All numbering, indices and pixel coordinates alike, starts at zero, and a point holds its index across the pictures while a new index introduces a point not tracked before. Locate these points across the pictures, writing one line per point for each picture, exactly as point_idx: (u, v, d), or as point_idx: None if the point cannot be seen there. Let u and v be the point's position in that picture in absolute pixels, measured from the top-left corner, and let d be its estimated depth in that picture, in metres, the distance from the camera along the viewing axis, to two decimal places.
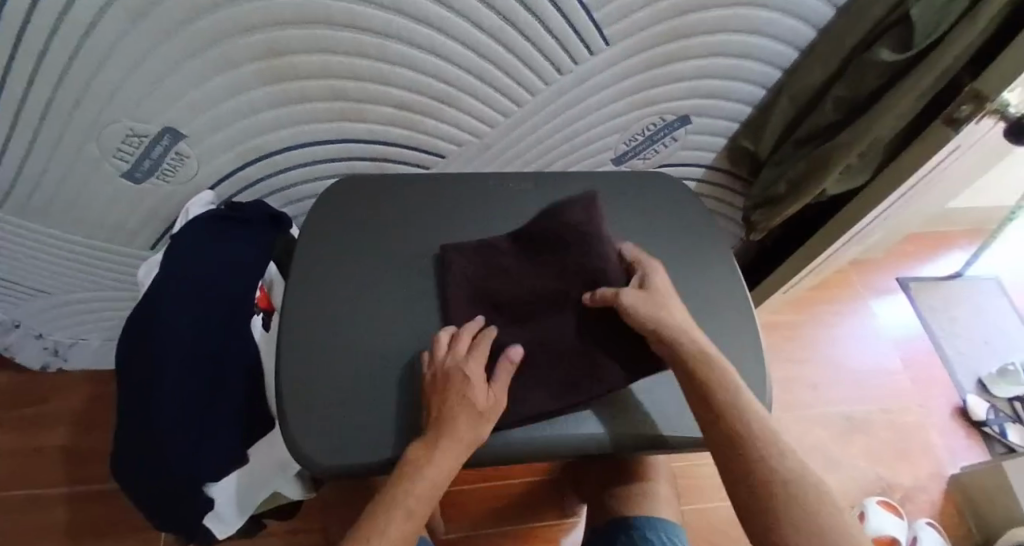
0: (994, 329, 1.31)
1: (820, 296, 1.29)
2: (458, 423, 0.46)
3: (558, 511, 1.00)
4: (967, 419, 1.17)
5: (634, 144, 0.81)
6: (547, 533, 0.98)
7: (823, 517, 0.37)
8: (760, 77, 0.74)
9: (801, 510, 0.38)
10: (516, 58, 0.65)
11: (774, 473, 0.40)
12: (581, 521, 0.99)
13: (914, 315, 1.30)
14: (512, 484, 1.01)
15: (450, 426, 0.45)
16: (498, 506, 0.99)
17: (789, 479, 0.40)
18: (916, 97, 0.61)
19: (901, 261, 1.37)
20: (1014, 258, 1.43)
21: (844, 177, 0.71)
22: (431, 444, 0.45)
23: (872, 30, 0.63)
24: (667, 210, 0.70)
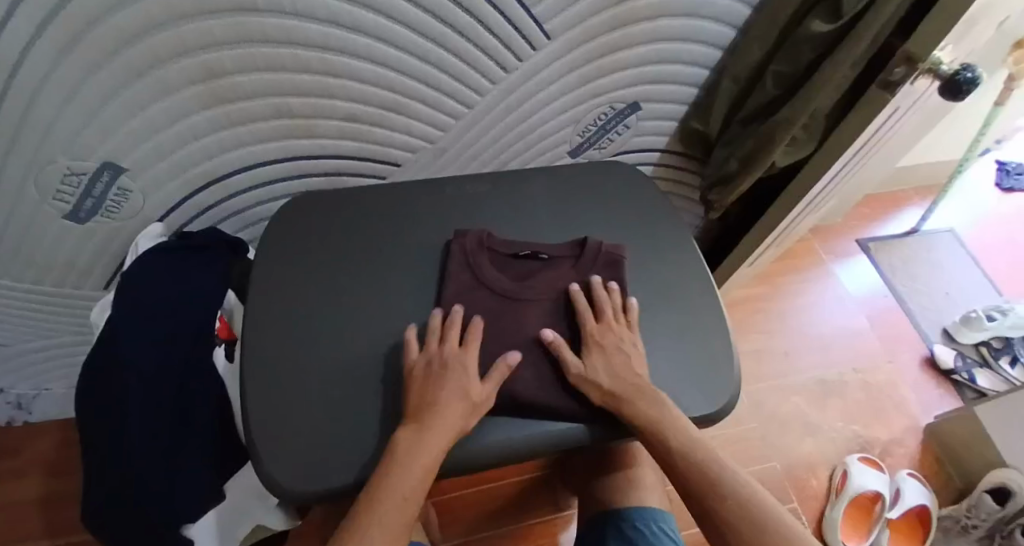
0: (954, 279, 1.35)
1: (787, 265, 1.32)
2: (448, 427, 0.47)
3: (553, 505, 1.00)
4: (936, 370, 1.21)
5: (587, 135, 0.81)
6: (542, 529, 0.98)
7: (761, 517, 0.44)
8: (704, 58, 0.75)
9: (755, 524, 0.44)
10: (459, 61, 0.64)
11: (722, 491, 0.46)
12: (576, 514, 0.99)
13: (875, 273, 1.34)
14: (506, 483, 1.01)
15: (446, 417, 0.47)
16: (495, 506, 0.99)
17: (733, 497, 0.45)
18: (851, 64, 0.62)
19: (861, 224, 1.41)
20: (967, 210, 1.48)
21: (791, 150, 0.73)
22: (423, 431, 0.46)
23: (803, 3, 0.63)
24: (625, 197, 0.70)
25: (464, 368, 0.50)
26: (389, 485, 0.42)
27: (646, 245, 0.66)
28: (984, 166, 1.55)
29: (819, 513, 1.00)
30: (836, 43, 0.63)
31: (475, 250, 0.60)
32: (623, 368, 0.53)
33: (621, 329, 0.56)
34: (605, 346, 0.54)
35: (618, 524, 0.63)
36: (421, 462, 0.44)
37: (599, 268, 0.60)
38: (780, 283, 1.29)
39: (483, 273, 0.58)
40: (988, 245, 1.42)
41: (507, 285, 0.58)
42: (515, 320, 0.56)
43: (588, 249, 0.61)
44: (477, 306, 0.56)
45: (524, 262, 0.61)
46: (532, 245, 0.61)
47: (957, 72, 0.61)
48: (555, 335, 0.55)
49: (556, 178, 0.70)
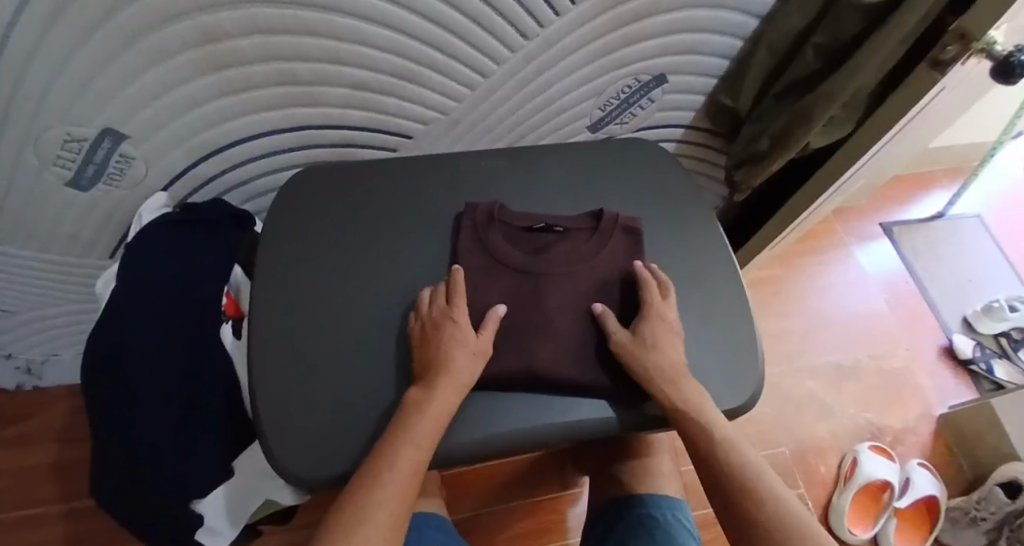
0: (978, 266, 1.31)
1: (806, 248, 1.28)
2: (451, 388, 0.46)
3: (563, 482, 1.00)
4: (954, 359, 1.18)
5: (609, 109, 0.78)
6: (549, 505, 0.98)
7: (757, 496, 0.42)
8: (736, 28, 0.70)
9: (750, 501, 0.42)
10: (476, 26, 0.60)
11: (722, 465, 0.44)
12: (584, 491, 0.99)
13: (897, 257, 1.30)
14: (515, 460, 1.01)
15: (447, 378, 0.46)
16: (503, 481, 0.99)
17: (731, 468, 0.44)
18: (899, 41, 0.58)
19: (885, 207, 1.36)
20: (996, 195, 1.42)
21: (826, 131, 0.69)
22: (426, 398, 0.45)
23: None
24: (647, 176, 0.67)
25: (454, 321, 0.49)
26: (399, 441, 0.42)
27: (667, 226, 0.63)
28: (1015, 148, 1.49)
29: (825, 500, 1.00)
30: (883, 16, 0.58)
31: (488, 227, 0.57)
32: (672, 351, 0.50)
33: (667, 310, 0.53)
34: (663, 322, 0.52)
35: (633, 511, 0.62)
36: (427, 422, 0.44)
37: (616, 241, 0.58)
38: (798, 266, 1.26)
39: (499, 246, 0.56)
40: (1014, 231, 1.38)
41: (532, 244, 0.57)
42: (547, 276, 0.55)
43: (605, 222, 0.58)
44: (500, 287, 0.54)
45: (537, 235, 0.58)
46: (547, 218, 0.59)
47: (1012, 53, 0.57)
48: (605, 308, 0.53)
49: (575, 155, 0.67)
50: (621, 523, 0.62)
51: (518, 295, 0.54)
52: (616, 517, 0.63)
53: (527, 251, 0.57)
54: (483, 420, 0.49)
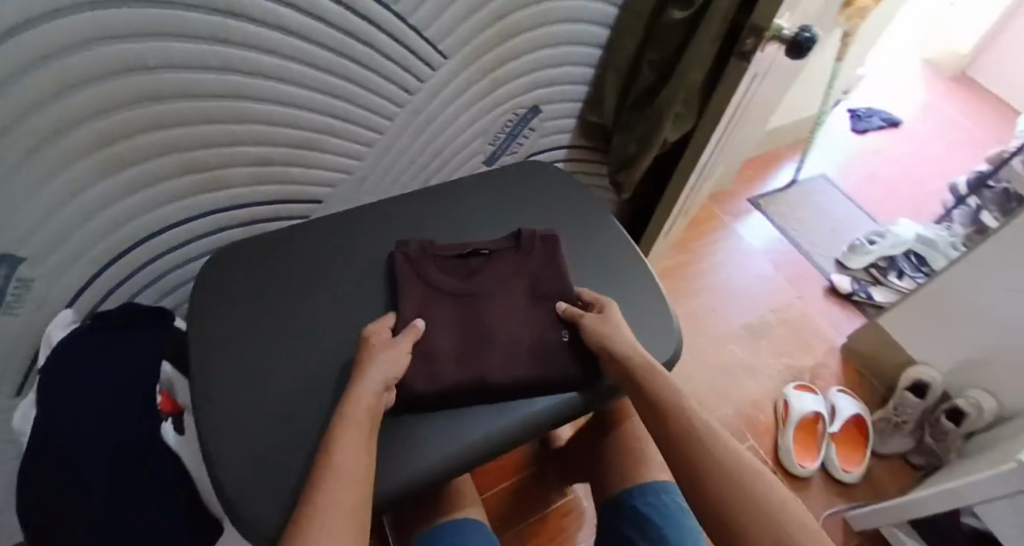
0: (836, 216, 1.53)
1: (696, 233, 1.44)
2: (370, 393, 0.47)
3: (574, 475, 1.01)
4: (838, 295, 1.36)
5: (498, 142, 0.87)
6: (549, 524, 0.99)
7: (707, 444, 0.44)
8: (587, 57, 0.82)
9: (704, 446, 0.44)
10: (363, 89, 0.67)
11: (675, 419, 0.46)
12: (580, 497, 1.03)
13: (770, 224, 1.49)
14: (501, 491, 1.02)
15: (366, 382, 0.47)
16: (497, 516, 0.99)
17: (680, 422, 0.46)
18: (711, 43, 0.70)
19: (749, 185, 1.57)
20: (833, 155, 1.68)
21: (677, 126, 0.81)
22: (346, 403, 0.45)
23: None
24: (546, 191, 0.75)
25: (377, 345, 0.52)
26: (337, 442, 0.42)
27: (571, 228, 0.72)
28: (835, 116, 1.78)
29: (773, 445, 1.09)
30: (693, 27, 0.71)
31: (421, 259, 0.62)
32: (624, 332, 0.55)
33: (614, 314, 0.57)
34: (612, 315, 0.57)
35: (632, 506, 0.65)
36: (354, 418, 0.44)
37: (542, 251, 0.64)
38: (695, 250, 1.40)
39: (432, 274, 0.61)
40: (854, 180, 1.63)
41: (466, 267, 0.63)
42: (486, 293, 0.61)
43: (527, 238, 0.65)
44: (439, 308, 0.59)
45: (467, 260, 0.64)
46: (473, 244, 0.65)
47: (797, 34, 0.72)
48: (565, 308, 0.59)
49: (479, 185, 0.74)
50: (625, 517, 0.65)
51: (455, 313, 0.59)
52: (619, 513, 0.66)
53: (465, 273, 0.62)
54: (450, 436, 0.53)
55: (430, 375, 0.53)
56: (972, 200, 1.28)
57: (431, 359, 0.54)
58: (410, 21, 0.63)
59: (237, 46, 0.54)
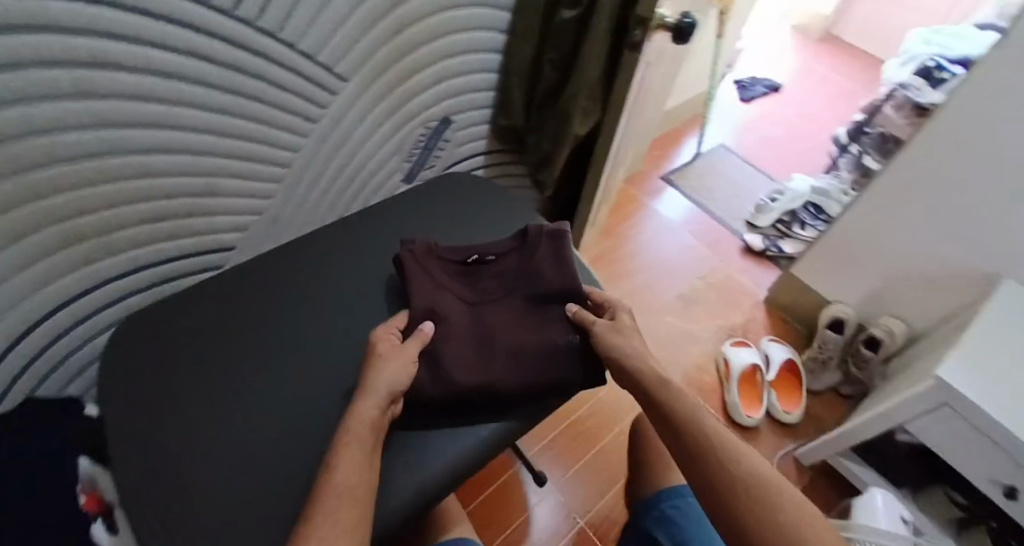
0: (740, 180, 1.63)
1: (619, 216, 1.50)
2: (374, 403, 0.49)
3: (588, 454, 1.08)
4: (753, 253, 1.46)
5: (415, 159, 0.87)
6: (548, 507, 1.00)
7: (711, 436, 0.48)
8: (488, 63, 0.84)
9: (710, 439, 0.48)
10: (260, 125, 0.64)
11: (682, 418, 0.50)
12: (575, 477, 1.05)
13: (683, 197, 1.58)
14: (497, 482, 1.02)
15: (373, 393, 0.50)
16: (495, 510, 0.98)
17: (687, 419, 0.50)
18: (604, 35, 0.74)
19: (659, 164, 1.65)
20: (728, 125, 1.79)
21: (586, 118, 0.83)
22: (350, 414, 0.48)
23: None
24: (472, 201, 0.77)
25: (387, 351, 0.54)
26: (343, 452, 0.45)
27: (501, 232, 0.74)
28: (723, 89, 1.90)
29: (721, 402, 1.16)
30: (583, 25, 0.74)
31: (427, 262, 0.65)
32: (633, 337, 0.59)
33: (626, 319, 0.61)
34: (623, 321, 0.61)
35: (658, 509, 0.69)
36: (358, 431, 0.47)
37: (549, 247, 0.66)
38: (621, 233, 1.46)
39: (441, 279, 0.64)
40: (750, 146, 1.74)
41: (472, 272, 0.66)
42: (493, 299, 0.64)
43: (533, 236, 0.67)
44: (448, 312, 0.62)
45: (473, 265, 0.67)
46: (479, 249, 0.68)
47: (678, 20, 0.75)
48: (575, 309, 0.63)
49: (404, 206, 0.75)
50: (652, 517, 0.69)
51: (464, 319, 0.62)
52: (645, 511, 0.70)
53: (472, 277, 0.66)
54: (421, 462, 0.55)
55: (443, 380, 0.56)
56: (853, 148, 1.43)
57: (444, 365, 0.56)
58: (299, 47, 0.61)
59: (96, 99, 0.50)
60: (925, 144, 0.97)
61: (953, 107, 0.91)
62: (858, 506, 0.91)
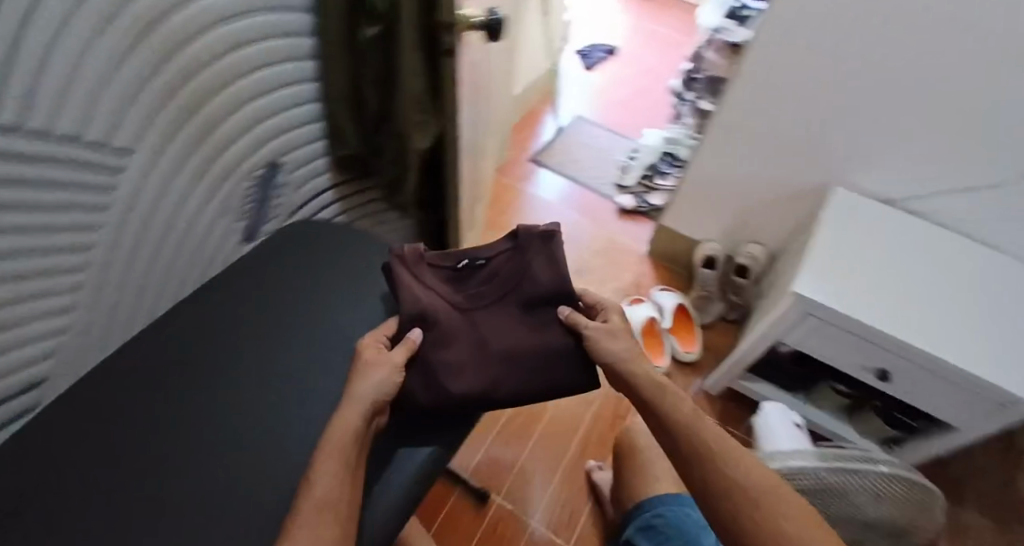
0: (603, 145, 1.66)
1: (497, 209, 1.51)
2: (357, 409, 0.54)
3: (533, 434, 1.15)
4: (629, 213, 1.51)
5: (252, 215, 0.83)
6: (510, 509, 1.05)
7: (701, 436, 0.54)
8: (303, 95, 0.78)
9: (701, 439, 0.54)
10: (33, 235, 0.54)
11: (674, 419, 0.55)
12: (532, 471, 1.10)
13: (555, 174, 1.59)
14: (460, 497, 1.06)
15: (356, 402, 0.54)
16: (461, 523, 1.03)
17: (679, 420, 0.55)
18: (416, 46, 0.67)
19: (524, 146, 1.65)
20: (579, 96, 1.79)
21: (426, 129, 0.77)
22: (334, 423, 0.53)
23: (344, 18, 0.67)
24: (319, 254, 0.75)
25: (377, 363, 0.59)
26: (323, 463, 0.50)
27: (359, 277, 0.74)
28: (567, 56, 1.91)
29: None
30: (387, 40, 0.67)
31: (417, 272, 0.68)
32: (623, 339, 0.63)
33: (617, 322, 0.65)
34: (614, 322, 0.65)
35: (649, 514, 0.77)
36: (340, 440, 0.51)
37: (540, 249, 0.69)
38: (502, 227, 1.47)
39: (433, 285, 0.68)
40: (604, 109, 1.76)
41: (462, 277, 0.70)
42: (485, 304, 0.68)
43: (523, 239, 0.69)
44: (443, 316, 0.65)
45: (463, 270, 0.70)
46: (471, 254, 0.71)
47: (485, 19, 0.70)
48: (568, 312, 0.66)
49: (248, 276, 0.72)
50: (641, 520, 0.78)
51: (459, 328, 0.65)
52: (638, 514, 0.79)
53: (463, 281, 0.70)
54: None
55: (436, 385, 0.62)
56: (689, 96, 1.53)
57: (435, 372, 0.62)
58: (56, 135, 0.51)
59: None
60: (743, 87, 1.02)
61: (757, 49, 0.96)
62: (757, 428, 1.00)
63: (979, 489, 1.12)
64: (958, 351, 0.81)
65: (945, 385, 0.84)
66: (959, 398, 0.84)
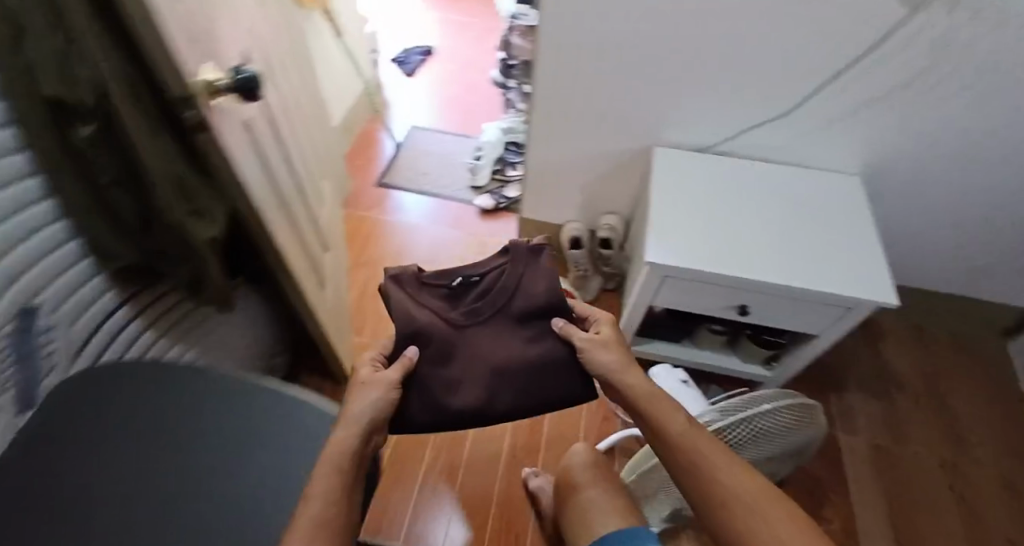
0: (444, 150, 1.60)
1: (356, 248, 1.39)
2: (354, 426, 0.54)
3: (462, 462, 1.08)
4: (491, 212, 1.47)
5: (12, 382, 0.61)
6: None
7: (690, 439, 0.56)
8: (35, 219, 0.58)
9: (689, 441, 0.56)
10: None
11: (664, 420, 0.58)
12: (467, 504, 1.03)
13: (406, 193, 1.51)
14: None
15: (350, 420, 0.55)
16: None
17: (668, 422, 0.58)
18: (151, 135, 0.54)
19: (367, 172, 1.54)
20: (409, 103, 1.72)
21: (211, 219, 0.64)
22: (331, 442, 0.53)
23: (46, 120, 0.51)
24: (123, 413, 0.61)
25: (374, 382, 0.60)
26: (319, 481, 0.49)
27: (181, 426, 0.61)
28: (383, 69, 1.81)
29: None
30: (112, 136, 0.53)
31: (411, 294, 0.68)
32: (618, 345, 0.66)
33: (609, 330, 0.68)
34: (605, 331, 0.68)
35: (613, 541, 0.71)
36: (336, 457, 0.51)
37: (533, 264, 0.71)
38: (365, 263, 1.36)
39: (426, 304, 0.68)
40: (436, 112, 1.70)
41: (457, 294, 0.71)
42: (480, 320, 0.69)
43: (515, 255, 0.71)
44: (437, 333, 0.67)
45: (455, 288, 0.71)
46: (462, 272, 0.71)
47: (234, 79, 0.58)
48: (563, 324, 0.69)
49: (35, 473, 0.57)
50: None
51: (453, 345, 0.67)
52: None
53: (457, 298, 0.71)
54: None
55: (434, 406, 0.66)
56: (512, 83, 1.51)
57: (432, 391, 0.66)
58: None
59: None
60: (555, 68, 0.99)
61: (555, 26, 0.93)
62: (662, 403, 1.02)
63: (854, 378, 1.22)
64: (798, 274, 0.86)
65: (798, 305, 0.90)
66: (811, 312, 0.91)
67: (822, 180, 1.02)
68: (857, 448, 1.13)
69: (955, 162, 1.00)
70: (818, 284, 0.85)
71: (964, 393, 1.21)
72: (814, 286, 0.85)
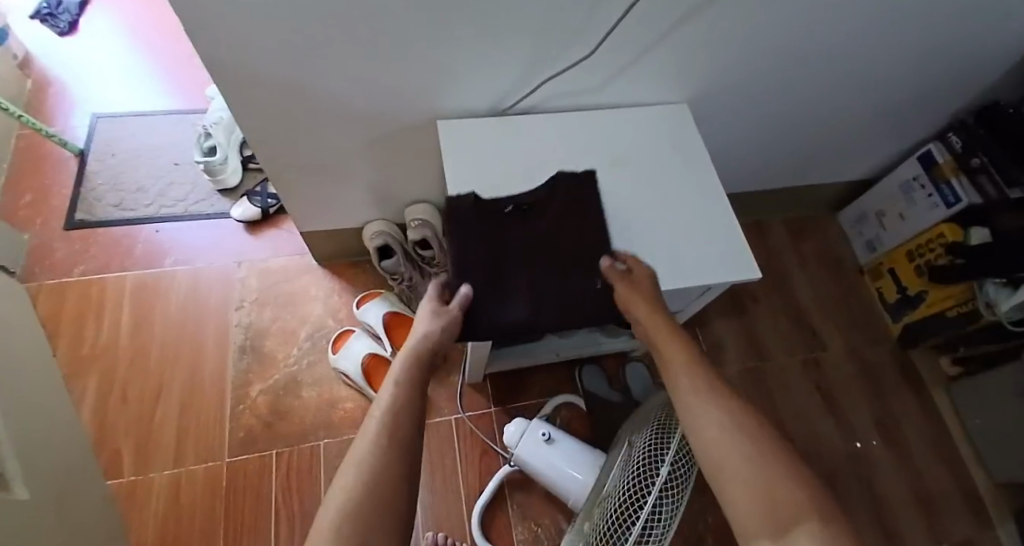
0: (161, 145, 1.10)
1: (67, 338, 0.93)
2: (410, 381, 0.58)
3: None
4: (260, 222, 1.06)
5: None
6: None
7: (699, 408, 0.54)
8: None
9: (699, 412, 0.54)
10: None
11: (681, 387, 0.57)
12: None
13: (120, 224, 1.02)
14: None
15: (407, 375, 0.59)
16: None
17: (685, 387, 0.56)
18: None
19: (44, 210, 1.02)
20: (82, 79, 1.15)
21: None
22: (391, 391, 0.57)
23: None
24: None
25: (434, 315, 0.62)
26: (376, 429, 0.52)
27: None
28: (17, 31, 1.18)
29: None
30: None
31: (466, 217, 0.65)
32: (655, 293, 0.62)
33: (642, 277, 0.63)
34: (639, 279, 0.62)
35: None
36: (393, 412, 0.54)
37: (579, 202, 0.68)
38: (94, 354, 0.92)
39: (477, 229, 0.65)
40: (129, 85, 1.16)
41: (507, 220, 0.67)
42: (525, 243, 0.66)
43: (562, 192, 0.68)
44: (480, 255, 0.64)
45: (507, 215, 0.67)
46: (513, 200, 0.68)
47: None
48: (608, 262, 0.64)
49: None
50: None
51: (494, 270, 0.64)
52: None
53: (506, 223, 0.66)
54: None
55: (479, 324, 0.62)
56: None
57: (479, 311, 0.62)
58: None
59: None
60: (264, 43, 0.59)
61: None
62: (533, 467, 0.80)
63: (713, 303, 1.14)
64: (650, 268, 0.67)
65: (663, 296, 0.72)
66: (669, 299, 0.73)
67: (650, 117, 0.82)
68: (731, 381, 1.07)
69: (792, 62, 0.82)
70: (680, 280, 0.67)
71: (812, 278, 1.20)
72: (675, 281, 0.66)
